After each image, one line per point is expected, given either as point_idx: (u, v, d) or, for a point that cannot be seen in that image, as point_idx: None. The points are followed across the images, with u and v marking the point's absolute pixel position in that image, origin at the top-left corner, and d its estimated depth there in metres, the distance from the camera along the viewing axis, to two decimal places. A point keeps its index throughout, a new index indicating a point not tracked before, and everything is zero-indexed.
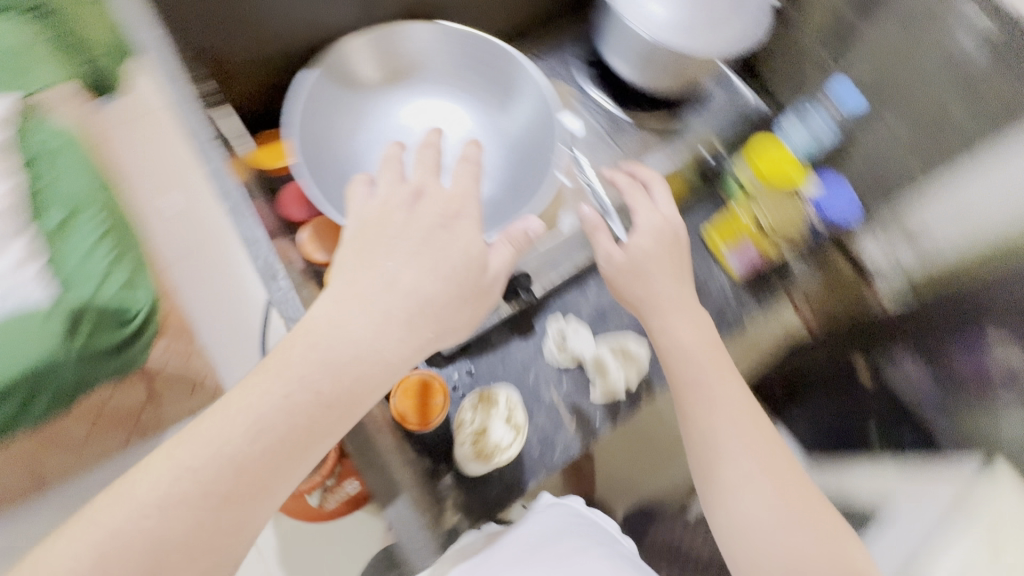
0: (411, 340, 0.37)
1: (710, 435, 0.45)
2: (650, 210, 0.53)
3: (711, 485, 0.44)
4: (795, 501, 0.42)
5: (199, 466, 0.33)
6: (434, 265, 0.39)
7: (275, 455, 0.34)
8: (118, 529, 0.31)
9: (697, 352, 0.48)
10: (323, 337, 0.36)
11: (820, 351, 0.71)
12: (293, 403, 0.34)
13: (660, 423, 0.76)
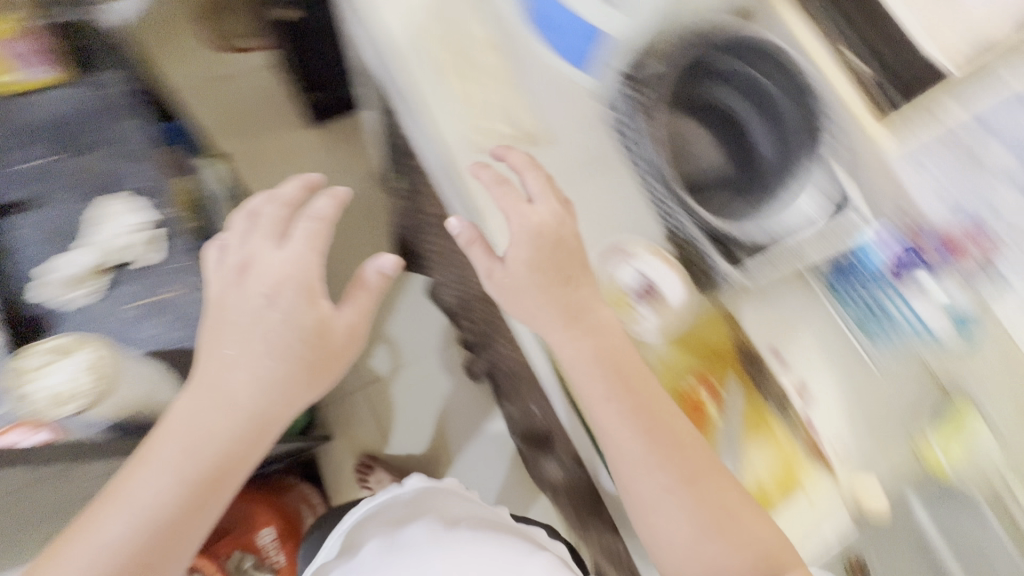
0: (266, 402, 0.43)
1: (619, 452, 0.43)
2: (526, 215, 0.46)
3: (632, 500, 0.44)
4: (710, 513, 0.42)
5: (111, 534, 0.39)
6: (272, 348, 0.44)
7: (165, 530, 0.40)
8: None
9: (593, 361, 0.45)
10: (195, 406, 0.43)
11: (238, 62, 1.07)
12: (173, 484, 0.41)
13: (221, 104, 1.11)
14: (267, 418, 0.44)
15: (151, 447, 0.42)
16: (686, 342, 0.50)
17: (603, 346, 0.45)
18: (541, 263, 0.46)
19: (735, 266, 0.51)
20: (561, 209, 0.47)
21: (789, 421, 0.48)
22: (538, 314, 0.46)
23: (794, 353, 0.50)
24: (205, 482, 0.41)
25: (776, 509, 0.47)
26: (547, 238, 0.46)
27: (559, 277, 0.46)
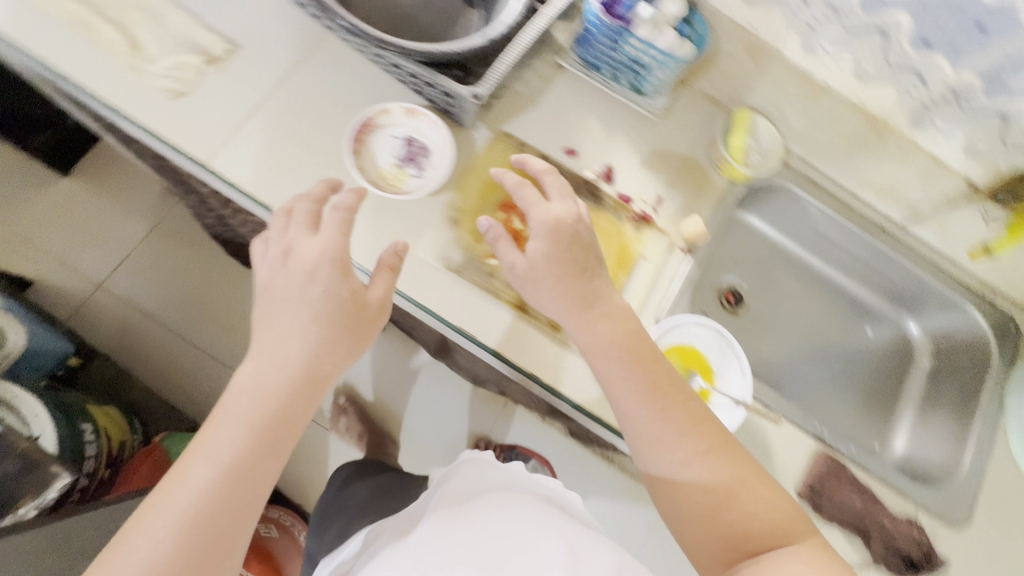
0: (306, 351, 0.59)
1: (677, 474, 0.57)
2: (343, 189, 0.65)
3: (664, 486, 0.58)
4: (768, 504, 0.56)
5: (199, 483, 0.53)
6: (335, 315, 0.60)
7: (263, 454, 0.56)
8: (177, 523, 0.51)
9: (644, 407, 0.59)
10: (270, 355, 0.59)
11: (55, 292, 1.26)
12: (250, 417, 0.56)
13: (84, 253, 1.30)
14: (314, 370, 0.60)
15: (240, 392, 0.58)
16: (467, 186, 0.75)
17: (636, 354, 0.61)
18: (624, 339, 0.62)
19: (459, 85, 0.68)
20: (605, 314, 0.63)
21: (608, 205, 0.79)
22: (602, 366, 0.61)
23: (617, 173, 0.81)
24: (281, 414, 0.58)
25: (626, 282, 0.76)
26: (618, 332, 0.62)
27: (580, 304, 0.62)
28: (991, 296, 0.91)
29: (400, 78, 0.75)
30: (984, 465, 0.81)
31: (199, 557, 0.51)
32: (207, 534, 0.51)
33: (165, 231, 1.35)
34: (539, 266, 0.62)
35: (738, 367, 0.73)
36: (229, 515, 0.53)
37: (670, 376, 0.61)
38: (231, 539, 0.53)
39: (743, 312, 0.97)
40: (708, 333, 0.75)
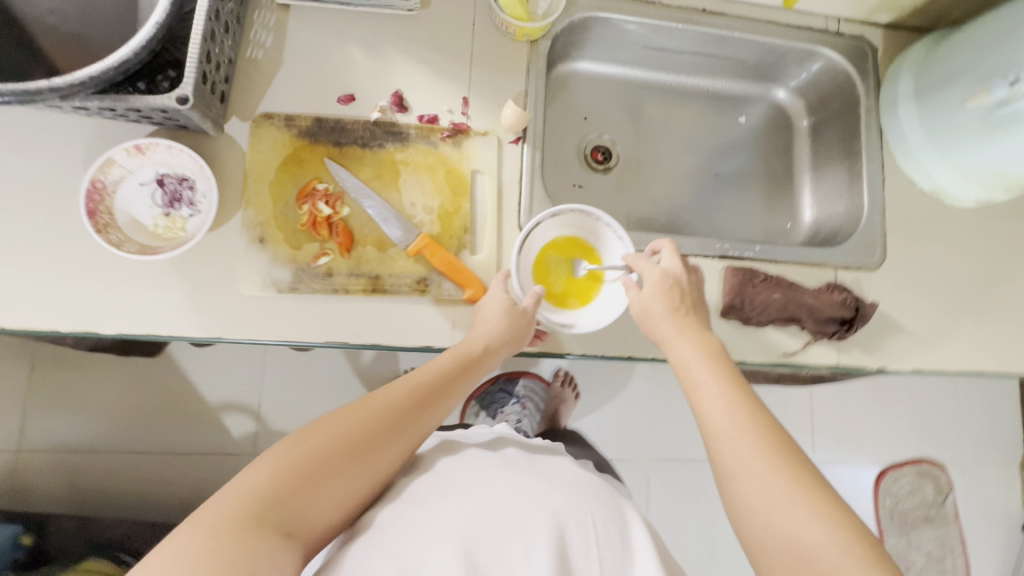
0: (485, 343, 0.61)
1: (714, 428, 0.52)
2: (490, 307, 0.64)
3: (720, 470, 0.51)
4: (800, 484, 0.46)
5: (383, 404, 0.54)
6: (507, 311, 0.63)
7: (440, 397, 0.57)
8: (362, 422, 0.52)
9: (695, 356, 0.58)
10: (456, 348, 0.62)
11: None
12: (443, 366, 0.59)
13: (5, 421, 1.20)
14: (482, 357, 0.61)
15: (448, 352, 0.61)
16: (262, 189, 0.65)
17: (721, 364, 0.57)
18: (705, 357, 0.58)
19: (186, 85, 0.56)
20: (703, 338, 0.60)
21: (417, 134, 0.69)
22: (687, 375, 0.57)
23: (410, 98, 0.70)
24: (457, 376, 0.60)
25: (471, 208, 0.69)
26: (705, 350, 0.58)
27: (684, 332, 0.60)
28: (836, 27, 0.85)
29: (108, 116, 0.61)
30: (881, 200, 0.81)
31: (352, 462, 0.50)
32: (371, 446, 0.51)
33: (48, 366, 1.22)
34: (654, 309, 0.61)
35: (615, 233, 0.70)
36: (391, 437, 0.53)
37: (741, 386, 0.55)
38: (382, 461, 0.52)
39: (616, 165, 0.91)
40: (579, 218, 0.69)
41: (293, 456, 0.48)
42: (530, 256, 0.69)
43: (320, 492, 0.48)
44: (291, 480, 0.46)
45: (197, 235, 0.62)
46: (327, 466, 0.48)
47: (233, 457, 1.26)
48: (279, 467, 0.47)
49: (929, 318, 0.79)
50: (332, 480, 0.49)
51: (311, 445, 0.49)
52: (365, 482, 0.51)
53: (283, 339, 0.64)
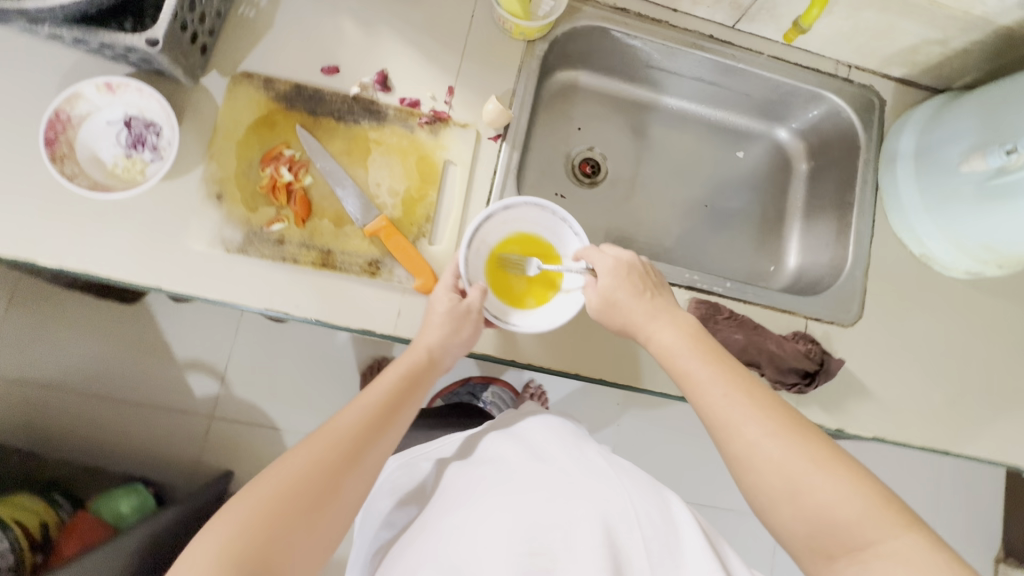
0: (424, 350, 0.58)
1: (715, 419, 0.49)
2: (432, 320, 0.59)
3: (730, 459, 0.48)
4: (815, 456, 0.44)
5: (333, 445, 0.46)
6: (455, 311, 0.59)
7: (405, 402, 0.54)
8: (309, 468, 0.44)
9: (679, 341, 0.55)
10: (399, 363, 0.57)
11: None
12: (401, 371, 0.55)
13: None
14: (431, 363, 0.57)
15: (402, 357, 0.57)
16: (228, 146, 0.64)
17: (702, 348, 0.54)
18: (687, 341, 0.54)
19: (160, 30, 0.55)
20: (672, 321, 0.57)
21: (395, 115, 0.68)
22: (673, 365, 0.54)
23: (395, 79, 0.70)
24: (415, 377, 0.56)
25: (436, 197, 0.68)
26: (684, 333, 0.55)
27: (648, 314, 0.57)
28: (846, 73, 0.83)
29: (88, 50, 0.61)
30: (866, 254, 0.78)
31: (335, 490, 0.45)
32: (351, 468, 0.46)
33: (27, 296, 1.23)
34: (617, 298, 0.58)
35: (570, 229, 0.67)
36: (369, 453, 0.48)
37: (727, 365, 0.52)
38: (364, 479, 0.47)
39: (604, 181, 0.89)
40: (533, 211, 0.66)
41: (270, 494, 0.42)
42: (482, 253, 0.66)
43: (311, 530, 0.42)
44: (275, 523, 0.40)
45: (151, 181, 0.61)
46: (313, 501, 0.43)
47: (189, 417, 1.25)
48: (255, 509, 0.40)
49: (900, 385, 0.76)
50: (323, 513, 0.43)
51: (286, 480, 0.43)
52: (340, 526, 0.45)
53: (221, 299, 0.63)
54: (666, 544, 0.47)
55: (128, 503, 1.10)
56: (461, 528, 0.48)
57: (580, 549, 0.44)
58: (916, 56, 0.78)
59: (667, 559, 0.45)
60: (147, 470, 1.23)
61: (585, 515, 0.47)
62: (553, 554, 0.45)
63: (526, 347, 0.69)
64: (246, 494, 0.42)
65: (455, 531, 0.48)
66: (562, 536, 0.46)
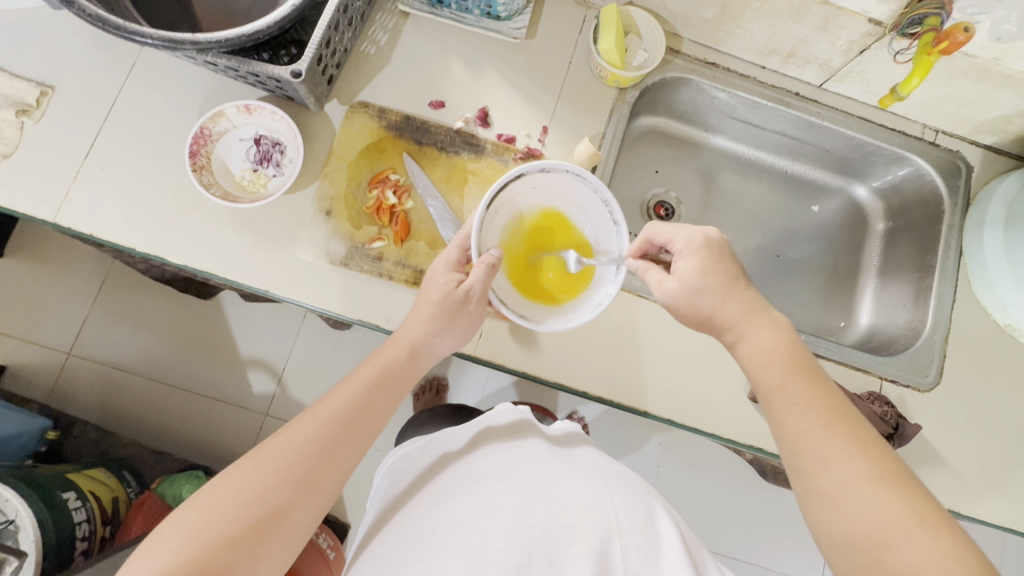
0: (401, 347, 0.58)
1: (801, 443, 0.47)
2: (419, 307, 0.59)
3: (814, 494, 0.46)
4: (913, 513, 0.41)
5: (291, 452, 0.49)
6: (448, 299, 0.58)
7: (367, 409, 0.54)
8: (261, 478, 0.47)
9: (772, 354, 0.51)
10: (375, 361, 0.57)
11: (36, 368, 1.29)
12: (372, 373, 0.56)
13: (64, 323, 1.31)
14: (409, 359, 0.58)
15: (372, 359, 0.58)
16: (342, 167, 0.70)
17: (800, 365, 0.50)
18: (784, 354, 0.51)
19: (304, 63, 0.62)
20: (769, 324, 0.52)
21: (492, 149, 0.73)
22: (763, 378, 0.51)
23: (494, 116, 0.75)
24: (384, 379, 0.56)
25: None
26: (783, 344, 0.51)
27: (750, 314, 0.53)
28: (932, 137, 0.83)
29: (231, 76, 0.68)
30: (947, 319, 0.77)
31: (277, 512, 0.46)
32: (294, 488, 0.47)
33: (117, 284, 1.32)
34: (695, 280, 0.53)
35: (610, 215, 0.62)
36: (317, 470, 0.49)
37: (828, 394, 0.49)
38: (313, 497, 0.49)
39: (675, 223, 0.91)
40: (572, 183, 0.62)
41: (207, 519, 0.43)
42: (508, 213, 0.62)
43: (251, 556, 0.44)
44: (211, 549, 0.42)
45: (274, 193, 0.68)
46: (253, 525, 0.44)
47: (246, 412, 1.31)
48: (193, 534, 0.42)
49: (976, 458, 0.73)
50: (264, 537, 0.45)
51: (224, 504, 0.45)
52: (291, 539, 0.47)
53: (321, 306, 0.68)
54: (646, 554, 0.45)
55: (189, 488, 1.09)
56: (461, 521, 0.47)
57: (557, 557, 0.42)
58: (1007, 126, 0.78)
59: (646, 569, 0.44)
60: (203, 460, 1.29)
61: (563, 523, 0.45)
62: (533, 550, 0.42)
63: (597, 380, 0.71)
64: (184, 517, 0.44)
65: (453, 524, 0.47)
66: (540, 537, 0.44)
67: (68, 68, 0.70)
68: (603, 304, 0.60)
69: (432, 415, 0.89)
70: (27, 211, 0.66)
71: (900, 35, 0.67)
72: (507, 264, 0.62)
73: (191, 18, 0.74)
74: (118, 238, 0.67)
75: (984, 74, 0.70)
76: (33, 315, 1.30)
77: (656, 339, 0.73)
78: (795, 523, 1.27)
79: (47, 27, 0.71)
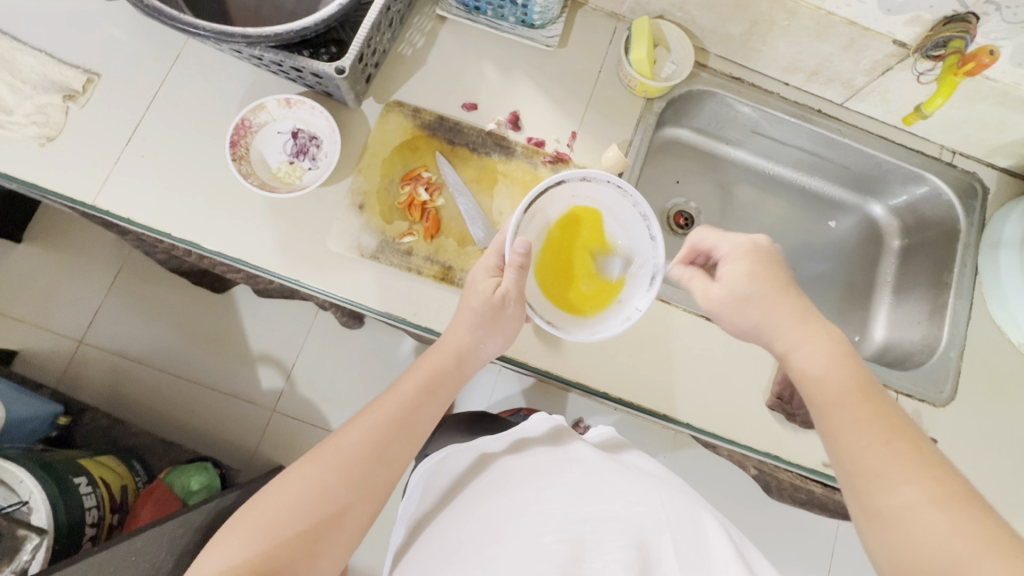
0: (451, 350, 0.59)
1: (858, 463, 0.47)
2: (466, 309, 0.60)
3: (874, 518, 0.45)
4: (989, 538, 0.39)
5: (350, 451, 0.50)
6: (490, 302, 0.58)
7: (417, 413, 0.55)
8: (323, 476, 0.48)
9: (828, 368, 0.51)
10: (425, 365, 0.58)
11: (45, 354, 1.29)
12: (422, 376, 0.57)
13: (76, 310, 1.31)
14: (457, 365, 0.59)
15: (421, 363, 0.58)
16: (379, 162, 0.72)
17: (858, 385, 0.50)
18: (840, 368, 0.51)
19: (346, 61, 0.64)
20: (822, 336, 0.53)
21: (524, 151, 0.75)
22: (819, 394, 0.51)
23: (525, 120, 0.76)
24: (434, 383, 0.57)
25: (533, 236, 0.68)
26: (838, 356, 0.52)
27: (793, 318, 0.54)
28: (950, 159, 0.85)
29: (273, 70, 0.70)
30: (962, 337, 0.78)
31: (335, 511, 0.47)
32: (351, 489, 0.48)
33: (131, 273, 1.34)
34: (741, 286, 0.55)
35: (648, 231, 0.63)
36: (370, 470, 0.50)
37: (888, 411, 0.48)
38: (369, 497, 0.49)
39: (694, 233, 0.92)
40: (613, 195, 0.64)
41: (270, 516, 0.45)
42: (541, 224, 0.62)
43: (313, 553, 0.45)
44: (275, 544, 0.43)
45: (309, 186, 0.70)
46: (315, 523, 0.45)
47: (254, 406, 1.31)
48: (259, 529, 0.44)
49: (990, 475, 0.74)
50: (324, 534, 0.46)
51: (287, 502, 0.46)
52: (348, 540, 0.48)
53: (349, 298, 0.69)
54: (696, 547, 0.45)
55: (198, 479, 1.12)
56: (507, 517, 0.48)
57: (609, 548, 0.43)
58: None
59: (698, 561, 0.44)
60: (211, 453, 1.28)
61: (613, 517, 0.46)
62: (585, 547, 0.43)
63: (618, 383, 0.72)
64: (254, 512, 0.45)
65: (502, 519, 0.48)
66: (592, 532, 0.45)
67: (114, 57, 0.72)
68: (631, 318, 0.61)
69: (453, 419, 0.90)
70: (67, 193, 0.68)
71: (924, 56, 0.69)
72: (539, 269, 0.63)
73: (236, 14, 0.76)
74: (155, 222, 0.68)
75: (1001, 99, 0.73)
76: (45, 301, 1.31)
77: (675, 343, 0.74)
78: (798, 541, 1.27)
79: (95, 17, 0.73)
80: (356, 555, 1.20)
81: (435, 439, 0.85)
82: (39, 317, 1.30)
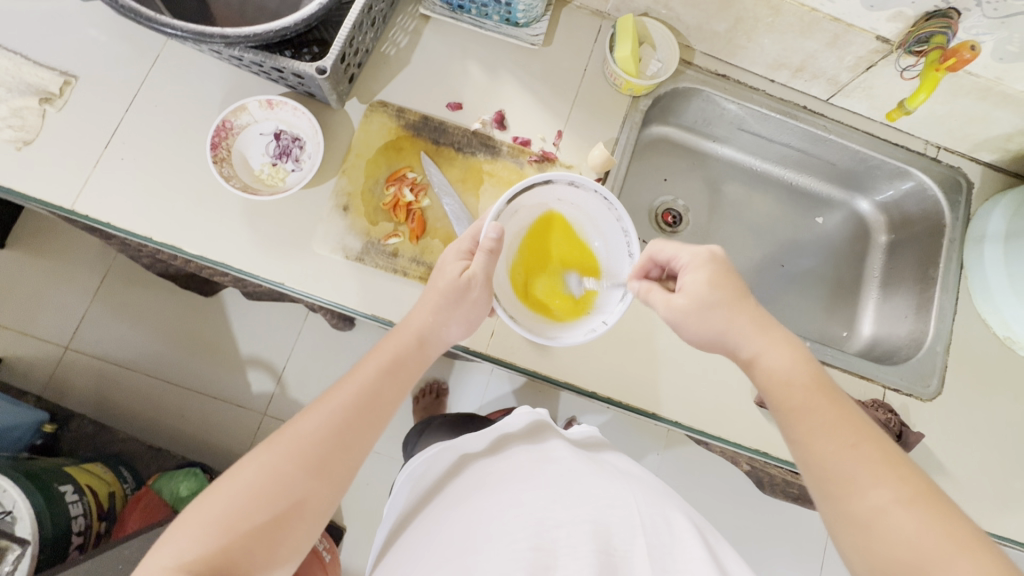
0: (413, 333, 0.58)
1: (827, 467, 0.47)
2: (432, 290, 0.59)
3: (848, 521, 0.45)
4: (951, 534, 0.41)
5: (306, 439, 0.49)
6: (455, 284, 0.57)
7: (376, 397, 0.54)
8: (279, 465, 0.47)
9: (794, 369, 0.51)
10: (386, 348, 0.56)
11: (30, 360, 1.28)
12: (384, 359, 0.55)
13: (61, 315, 1.30)
14: (418, 347, 0.58)
15: (383, 345, 0.57)
16: (362, 162, 0.71)
17: (820, 385, 0.50)
18: (805, 371, 0.51)
19: (326, 61, 0.63)
20: (783, 340, 0.53)
21: (509, 150, 0.74)
22: (782, 399, 0.51)
23: (511, 119, 0.76)
24: (395, 366, 0.56)
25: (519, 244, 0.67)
26: (799, 361, 0.52)
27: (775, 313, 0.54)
28: (934, 154, 0.86)
29: (253, 71, 0.69)
30: (948, 331, 0.78)
31: (294, 501, 0.47)
32: (308, 476, 0.48)
33: (117, 278, 1.32)
34: (724, 283, 0.55)
35: (628, 248, 0.62)
36: (329, 457, 0.49)
37: (850, 412, 0.49)
38: (329, 485, 0.49)
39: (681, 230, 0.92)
40: (598, 206, 0.62)
41: (227, 509, 0.44)
42: (521, 218, 0.62)
43: (273, 542, 0.45)
44: (231, 539, 0.43)
45: (293, 188, 0.69)
46: (272, 516, 0.45)
47: (244, 410, 1.30)
48: (214, 525, 0.43)
49: (977, 467, 0.74)
50: (281, 526, 0.46)
51: (242, 492, 0.45)
52: (306, 528, 0.47)
53: (334, 300, 0.68)
54: (667, 549, 0.45)
55: (187, 485, 1.09)
56: (478, 523, 0.47)
57: (581, 552, 0.42)
58: (1007, 144, 0.81)
59: (668, 562, 0.44)
60: (200, 458, 1.27)
61: (585, 520, 0.46)
62: (557, 550, 0.43)
63: (606, 381, 0.72)
64: (209, 502, 0.45)
65: (474, 526, 0.47)
66: (564, 536, 0.44)
67: (91, 59, 0.71)
68: (595, 330, 0.60)
69: (440, 422, 0.89)
70: (45, 198, 0.67)
71: (907, 52, 0.70)
72: (514, 273, 0.63)
73: (215, 14, 0.75)
74: (135, 227, 0.67)
75: (985, 93, 0.73)
76: (28, 307, 1.29)
77: (663, 341, 0.74)
78: (792, 535, 1.28)
79: (71, 19, 0.72)
80: (349, 557, 1.19)
81: (424, 440, 0.84)
82: (22, 323, 1.28)
